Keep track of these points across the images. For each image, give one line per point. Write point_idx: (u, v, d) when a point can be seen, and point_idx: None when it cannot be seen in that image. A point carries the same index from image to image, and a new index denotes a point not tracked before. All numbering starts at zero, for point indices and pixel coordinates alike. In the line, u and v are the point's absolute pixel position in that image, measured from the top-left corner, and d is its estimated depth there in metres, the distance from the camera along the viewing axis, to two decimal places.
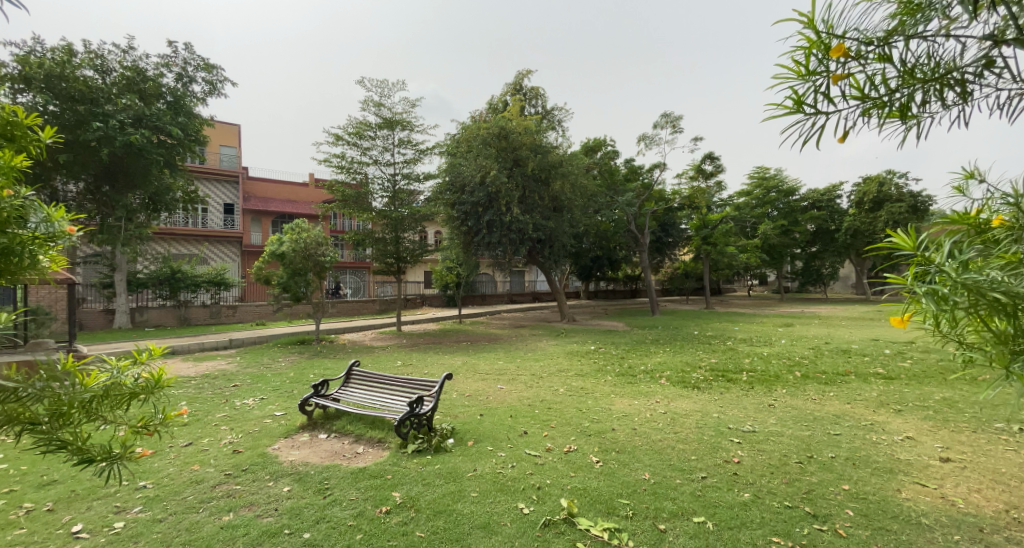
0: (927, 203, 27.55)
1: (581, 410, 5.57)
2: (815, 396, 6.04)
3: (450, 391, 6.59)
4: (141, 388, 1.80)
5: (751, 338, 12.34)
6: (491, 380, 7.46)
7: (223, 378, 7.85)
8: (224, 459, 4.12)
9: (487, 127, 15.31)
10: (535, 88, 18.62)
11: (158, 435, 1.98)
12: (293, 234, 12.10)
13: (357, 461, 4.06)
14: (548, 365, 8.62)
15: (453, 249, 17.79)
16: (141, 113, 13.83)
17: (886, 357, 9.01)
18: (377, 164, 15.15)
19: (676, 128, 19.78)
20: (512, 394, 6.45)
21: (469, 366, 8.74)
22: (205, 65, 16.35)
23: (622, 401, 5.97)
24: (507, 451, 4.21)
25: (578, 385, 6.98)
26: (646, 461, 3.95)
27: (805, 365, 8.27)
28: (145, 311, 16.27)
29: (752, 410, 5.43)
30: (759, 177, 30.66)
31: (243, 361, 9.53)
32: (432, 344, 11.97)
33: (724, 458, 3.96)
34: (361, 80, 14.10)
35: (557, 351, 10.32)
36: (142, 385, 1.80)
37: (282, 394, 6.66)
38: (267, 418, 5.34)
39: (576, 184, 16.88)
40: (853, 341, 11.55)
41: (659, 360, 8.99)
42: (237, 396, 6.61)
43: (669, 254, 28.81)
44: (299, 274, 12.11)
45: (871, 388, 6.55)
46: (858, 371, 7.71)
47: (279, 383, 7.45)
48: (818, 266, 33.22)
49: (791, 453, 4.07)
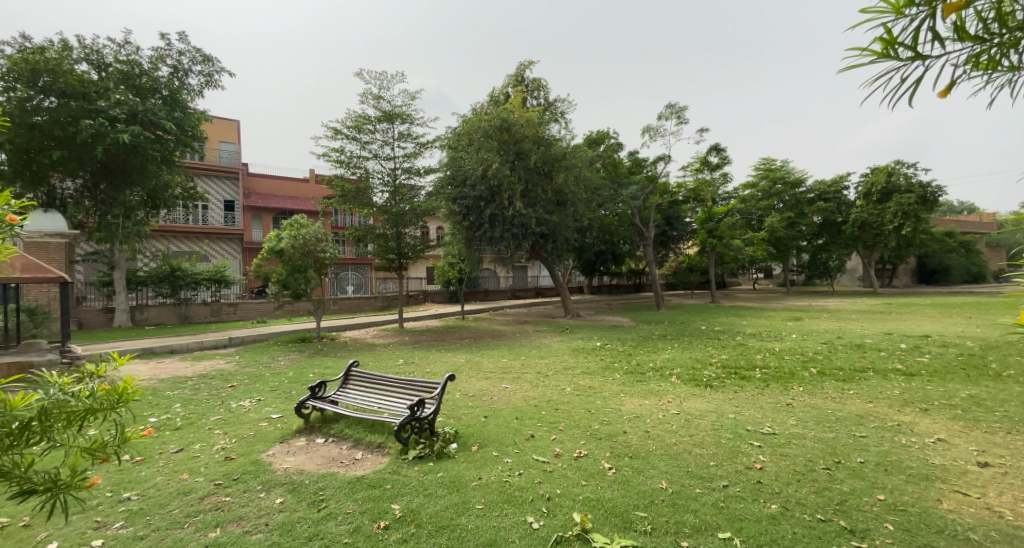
0: (935, 193, 27.20)
1: (590, 411, 5.31)
2: (834, 395, 5.78)
3: (454, 391, 6.36)
4: (100, 404, 1.59)
5: (760, 333, 12.08)
6: (495, 378, 7.22)
7: (221, 378, 7.63)
8: (215, 467, 3.90)
9: (489, 119, 15.02)
10: (537, 80, 18.27)
11: (115, 456, 1.79)
12: (291, 230, 11.82)
13: (354, 469, 3.83)
14: (554, 363, 8.37)
15: (455, 244, 17.55)
16: (136, 107, 13.51)
17: (903, 352, 8.72)
18: (377, 158, 14.89)
19: (681, 119, 19.43)
20: (517, 394, 6.22)
21: (472, 364, 8.48)
22: (201, 56, 16.11)
23: (632, 401, 5.71)
24: (513, 457, 3.97)
25: (585, 384, 6.73)
26: (662, 467, 3.70)
27: (820, 360, 8.01)
28: (145, 309, 16.11)
29: (769, 410, 5.17)
30: (764, 169, 30.38)
31: (242, 360, 9.33)
32: (435, 341, 11.76)
33: (745, 464, 3.71)
34: (359, 71, 13.58)
35: (562, 348, 10.07)
36: (101, 401, 1.59)
37: (280, 395, 6.44)
38: (263, 422, 5.11)
39: (580, 177, 16.57)
40: (867, 335, 11.26)
41: (668, 356, 8.74)
42: (233, 397, 6.38)
43: (673, 248, 28.51)
44: (298, 271, 11.89)
45: (893, 385, 6.27)
46: (875, 366, 7.45)
47: (277, 383, 7.23)
48: (825, 258, 32.88)
49: (818, 459, 3.82)
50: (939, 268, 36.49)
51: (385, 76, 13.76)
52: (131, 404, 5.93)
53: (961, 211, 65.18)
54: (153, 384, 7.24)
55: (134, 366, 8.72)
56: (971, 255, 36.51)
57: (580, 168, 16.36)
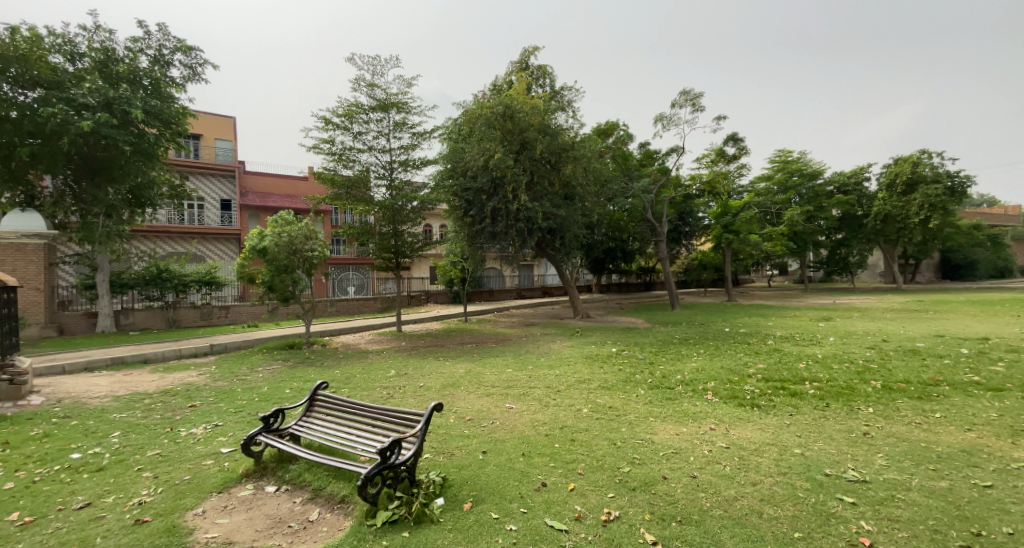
0: (963, 184, 25.91)
1: (616, 444, 4.24)
2: (917, 420, 4.64)
3: (447, 413, 5.32)
4: None
5: (794, 336, 10.87)
6: (498, 396, 6.13)
7: (184, 395, 6.67)
8: (118, 538, 2.89)
9: (491, 106, 13.81)
10: (542, 66, 17.21)
11: None
12: (275, 227, 10.79)
13: (301, 541, 2.81)
14: (566, 374, 7.28)
15: (458, 242, 16.50)
16: (109, 94, 12.65)
17: (969, 359, 7.54)
18: (372, 151, 13.85)
19: (697, 106, 18.32)
20: (524, 417, 5.15)
21: (472, 377, 7.39)
22: (183, 46, 15.19)
23: (666, 429, 4.62)
24: (519, 522, 2.91)
25: (604, 403, 5.62)
26: (730, 542, 2.65)
27: (877, 371, 6.85)
28: (130, 313, 15.26)
29: (845, 444, 4.07)
30: (779, 160, 29.15)
31: (217, 372, 8.34)
32: (434, 348, 10.69)
33: (847, 539, 2.65)
34: (350, 56, 12.72)
35: (573, 355, 8.96)
36: None
37: (241, 419, 5.40)
38: (208, 460, 4.11)
39: (588, 168, 15.50)
40: (915, 337, 10.05)
41: (696, 366, 7.63)
42: (186, 422, 5.37)
43: (686, 244, 27.37)
44: (284, 272, 10.85)
45: (985, 405, 5.09)
46: (948, 379, 6.29)
47: (245, 402, 6.23)
48: (844, 253, 31.47)
49: (945, 528, 2.75)
50: (964, 263, 35.17)
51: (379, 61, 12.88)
52: (61, 434, 4.95)
53: (980, 203, 63.14)
54: (103, 403, 6.26)
55: (95, 380, 7.78)
56: (998, 249, 34.83)
57: (588, 159, 15.33)
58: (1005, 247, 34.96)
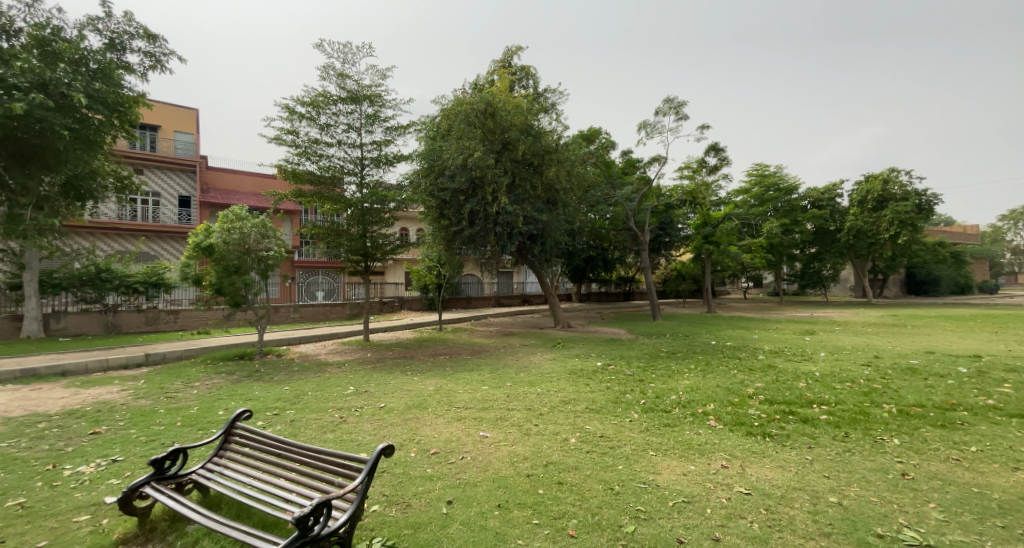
0: (930, 203, 26.59)
1: (613, 489, 3.44)
2: (957, 456, 4.00)
3: (409, 446, 4.41)
4: None
5: (783, 351, 10.36)
6: (471, 421, 5.24)
7: (92, 418, 5.52)
8: None
9: (471, 102, 13.08)
10: (525, 67, 16.63)
11: None
12: (225, 222, 9.65)
13: None
14: (549, 394, 6.46)
15: (433, 246, 15.60)
16: (45, 74, 11.26)
17: (972, 379, 7.07)
18: (341, 145, 12.84)
19: (680, 115, 18.08)
20: (501, 449, 4.29)
21: (442, 396, 6.48)
22: (145, 33, 13.90)
23: (670, 467, 3.85)
24: None
25: (594, 431, 4.80)
26: None
27: (887, 393, 6.28)
28: (62, 317, 13.73)
29: (886, 489, 3.39)
30: (757, 174, 29.51)
31: (144, 387, 7.17)
32: (401, 360, 9.69)
33: None
34: (318, 42, 11.12)
35: (555, 370, 8.15)
36: None
37: (150, 453, 4.34)
38: (82, 516, 3.08)
39: (571, 172, 14.86)
40: (907, 354, 9.62)
41: (690, 384, 6.93)
42: (78, 456, 4.28)
43: (665, 254, 27.08)
44: (233, 273, 9.75)
45: (1017, 436, 4.53)
46: (963, 403, 5.75)
47: (165, 427, 5.15)
48: (817, 267, 31.89)
49: None
50: (928, 279, 36.04)
51: (350, 49, 11.31)
52: None
53: (939, 222, 65.53)
54: None
55: None
56: (960, 267, 35.98)
57: (572, 162, 14.71)
58: (967, 265, 36.15)
